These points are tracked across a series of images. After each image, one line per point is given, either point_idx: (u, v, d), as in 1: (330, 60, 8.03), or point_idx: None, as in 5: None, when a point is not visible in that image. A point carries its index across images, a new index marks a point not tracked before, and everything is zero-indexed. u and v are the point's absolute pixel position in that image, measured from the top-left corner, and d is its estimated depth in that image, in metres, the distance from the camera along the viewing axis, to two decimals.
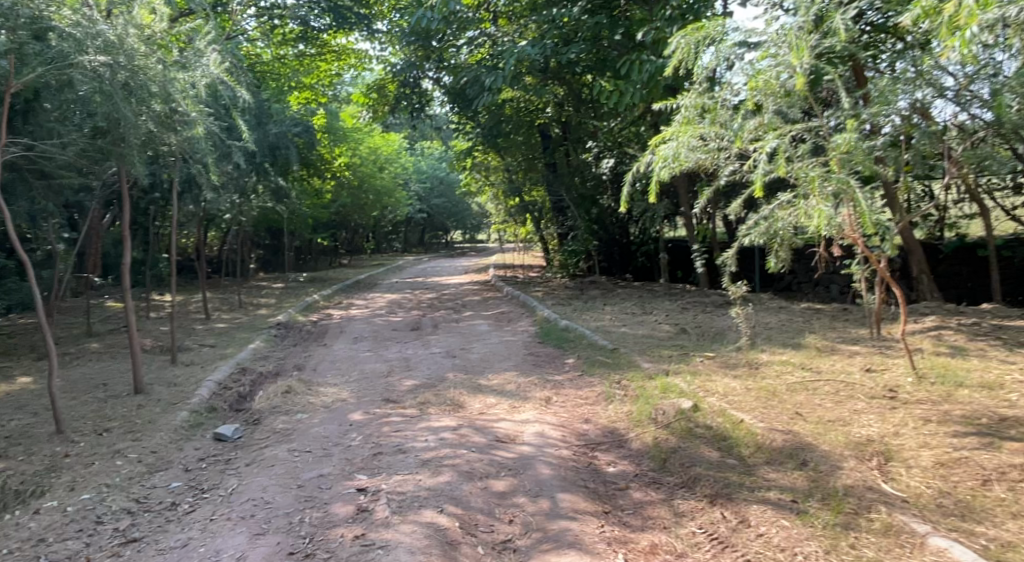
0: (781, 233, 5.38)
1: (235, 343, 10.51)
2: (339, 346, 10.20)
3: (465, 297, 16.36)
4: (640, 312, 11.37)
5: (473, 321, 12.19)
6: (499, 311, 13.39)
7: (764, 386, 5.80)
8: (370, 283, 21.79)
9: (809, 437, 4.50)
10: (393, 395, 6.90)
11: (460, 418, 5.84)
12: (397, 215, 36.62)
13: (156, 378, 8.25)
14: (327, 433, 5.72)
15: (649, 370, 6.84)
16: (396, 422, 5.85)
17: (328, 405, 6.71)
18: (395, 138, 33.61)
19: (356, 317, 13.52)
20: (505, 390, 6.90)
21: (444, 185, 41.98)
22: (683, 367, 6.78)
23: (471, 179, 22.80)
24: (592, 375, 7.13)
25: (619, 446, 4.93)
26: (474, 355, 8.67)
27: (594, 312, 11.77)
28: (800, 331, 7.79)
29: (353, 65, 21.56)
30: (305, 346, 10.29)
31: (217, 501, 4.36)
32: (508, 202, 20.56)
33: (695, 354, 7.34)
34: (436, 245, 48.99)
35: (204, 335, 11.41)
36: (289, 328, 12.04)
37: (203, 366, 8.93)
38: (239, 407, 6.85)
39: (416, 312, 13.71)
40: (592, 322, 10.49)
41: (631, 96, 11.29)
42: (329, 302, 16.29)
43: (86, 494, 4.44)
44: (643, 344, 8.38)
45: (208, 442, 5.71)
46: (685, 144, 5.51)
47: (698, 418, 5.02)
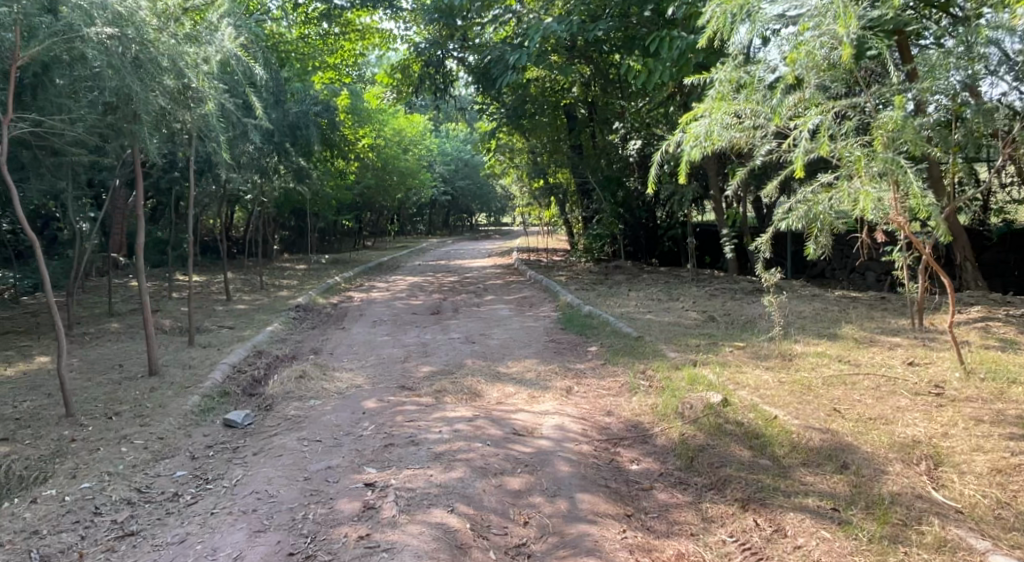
0: (822, 218, 5.02)
1: (254, 325, 10.38)
2: (357, 330, 10.03)
3: (487, 280, 16.11)
4: (666, 298, 11.03)
5: (495, 306, 11.93)
6: (522, 296, 13.13)
7: (799, 379, 5.48)
8: (392, 266, 21.67)
9: (849, 437, 4.18)
10: (410, 382, 6.68)
11: (477, 407, 5.61)
12: (421, 197, 36.42)
13: (172, 360, 8.13)
14: (338, 421, 5.52)
15: (675, 360, 6.53)
16: (410, 410, 5.63)
17: (343, 391, 6.51)
18: (419, 120, 33.33)
19: (377, 300, 13.35)
20: (525, 379, 6.65)
21: (469, 168, 41.68)
22: (711, 357, 6.46)
23: (495, 161, 22.49)
24: (616, 364, 6.85)
25: (643, 442, 4.66)
26: (494, 341, 8.42)
27: (618, 297, 11.45)
28: (836, 320, 7.42)
29: (377, 44, 21.23)
30: (324, 329, 10.12)
31: (220, 493, 4.18)
32: (532, 184, 20.22)
33: (725, 343, 7.02)
34: (460, 228, 48.80)
35: (224, 317, 11.30)
36: (309, 310, 11.91)
37: (220, 348, 8.80)
38: (252, 392, 6.68)
39: (438, 296, 13.50)
40: (617, 308, 10.18)
41: (660, 75, 10.91)
42: (351, 285, 16.15)
43: (87, 483, 4.28)
44: (669, 333, 8.07)
45: (217, 428, 5.53)
46: (719, 121, 5.06)
47: (729, 413, 4.71)
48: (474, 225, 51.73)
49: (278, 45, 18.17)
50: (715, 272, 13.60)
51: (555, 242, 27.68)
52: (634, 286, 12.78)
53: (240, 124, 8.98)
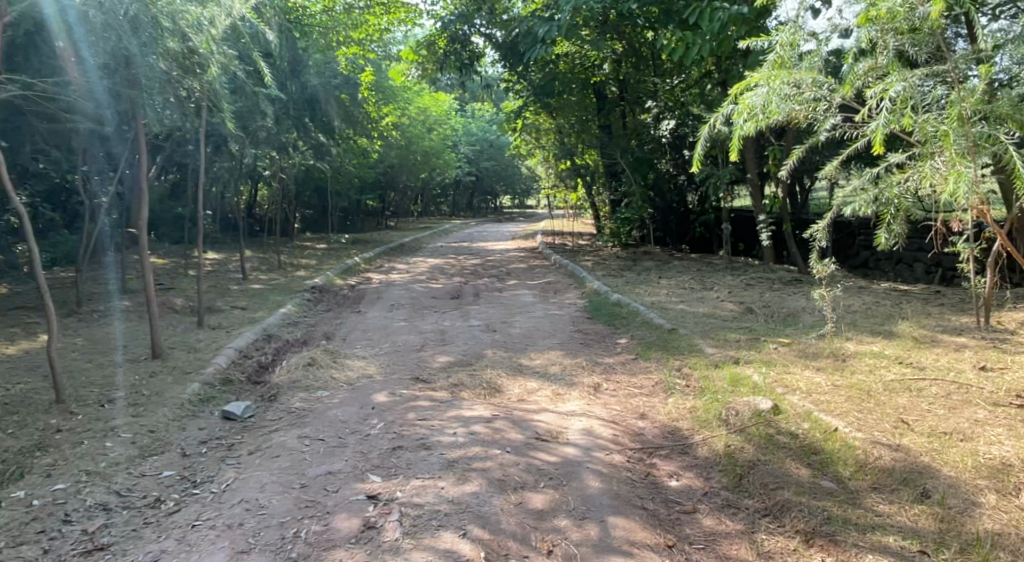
0: (898, 199, 4.36)
1: (267, 305, 9.98)
2: (373, 313, 9.59)
3: (510, 264, 15.60)
4: (700, 287, 10.44)
5: (518, 291, 11.43)
6: (546, 281, 12.59)
7: (856, 384, 4.90)
8: (414, 247, 21.22)
9: (926, 456, 3.60)
10: (425, 374, 6.21)
11: (496, 405, 5.12)
12: (446, 178, 35.92)
13: (178, 342, 7.72)
14: (345, 416, 5.06)
15: (714, 356, 6.00)
16: (423, 407, 5.16)
17: (353, 382, 6.06)
18: (445, 99, 32.79)
19: (396, 282, 12.91)
20: (549, 373, 6.15)
21: (494, 149, 41.08)
22: (755, 355, 5.91)
23: (521, 142, 21.86)
24: (647, 359, 6.32)
25: (682, 453, 4.15)
26: (517, 330, 7.92)
27: (649, 285, 10.88)
28: (890, 316, 6.81)
29: (402, 19, 20.68)
30: (339, 312, 9.70)
31: (205, 500, 3.73)
32: (558, 166, 19.64)
33: (767, 339, 6.45)
34: (484, 210, 48.28)
35: (237, 296, 10.92)
36: (325, 291, 11.50)
37: (228, 329, 8.38)
38: (257, 380, 6.23)
39: (459, 280, 13.04)
40: (647, 296, 9.63)
41: (699, 48, 10.28)
42: (371, 266, 15.75)
43: (60, 484, 3.85)
44: (705, 325, 7.52)
45: (215, 421, 5.10)
46: (778, 90, 4.48)
47: (779, 423, 4.22)
48: (498, 208, 51.18)
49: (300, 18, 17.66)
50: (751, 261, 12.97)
51: (580, 226, 27.07)
52: (665, 273, 12.20)
53: (247, 93, 8.54)
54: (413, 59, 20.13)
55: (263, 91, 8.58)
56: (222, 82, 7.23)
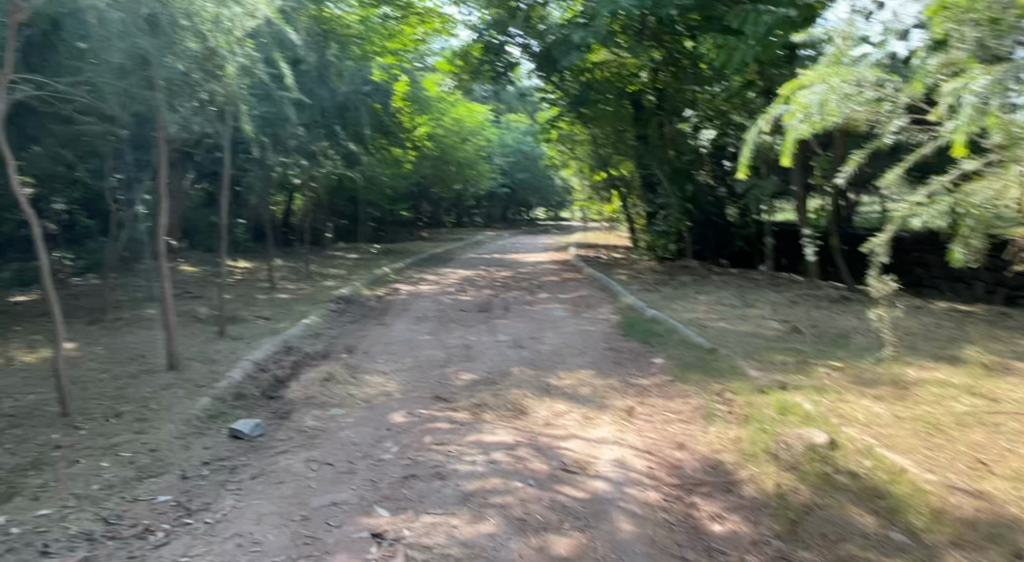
0: (973, 212, 3.89)
1: (291, 316, 9.74)
2: (399, 326, 9.29)
3: (542, 276, 15.21)
4: (741, 304, 9.97)
5: (549, 305, 11.03)
6: (579, 295, 12.18)
7: (923, 417, 4.48)
8: (445, 258, 20.99)
9: (1013, 508, 3.20)
10: (446, 393, 5.86)
11: (520, 430, 4.74)
12: (479, 189, 35.70)
13: (197, 352, 7.48)
14: (359, 438, 4.72)
15: (760, 381, 5.58)
16: (442, 430, 4.80)
17: (371, 400, 5.73)
18: (480, 110, 32.64)
19: (424, 293, 12.63)
20: (579, 395, 5.75)
21: (529, 161, 40.83)
22: (806, 381, 5.48)
23: (556, 152, 21.54)
24: (685, 382, 5.88)
25: (725, 491, 3.73)
26: (545, 346, 7.53)
27: (687, 301, 10.44)
28: (951, 340, 6.31)
29: (438, 29, 20.57)
30: (363, 324, 9.41)
31: (197, 532, 3.40)
32: (594, 177, 19.28)
33: (817, 362, 6.08)
34: (518, 222, 48.00)
35: (262, 305, 10.72)
36: (351, 302, 11.24)
37: (249, 340, 8.14)
38: (271, 395, 5.92)
39: (489, 292, 12.70)
40: (686, 313, 9.22)
41: (742, 54, 9.88)
42: (400, 276, 15.50)
43: (45, 509, 3.56)
44: (748, 345, 7.12)
45: (222, 439, 4.79)
46: (838, 89, 4.04)
47: (837, 460, 3.84)
48: (531, 219, 50.88)
49: None
50: (794, 277, 12.51)
51: (614, 239, 26.61)
52: (704, 289, 11.73)
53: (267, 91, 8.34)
54: (448, 69, 19.98)
55: (282, 87, 8.37)
56: (243, 84, 7.00)
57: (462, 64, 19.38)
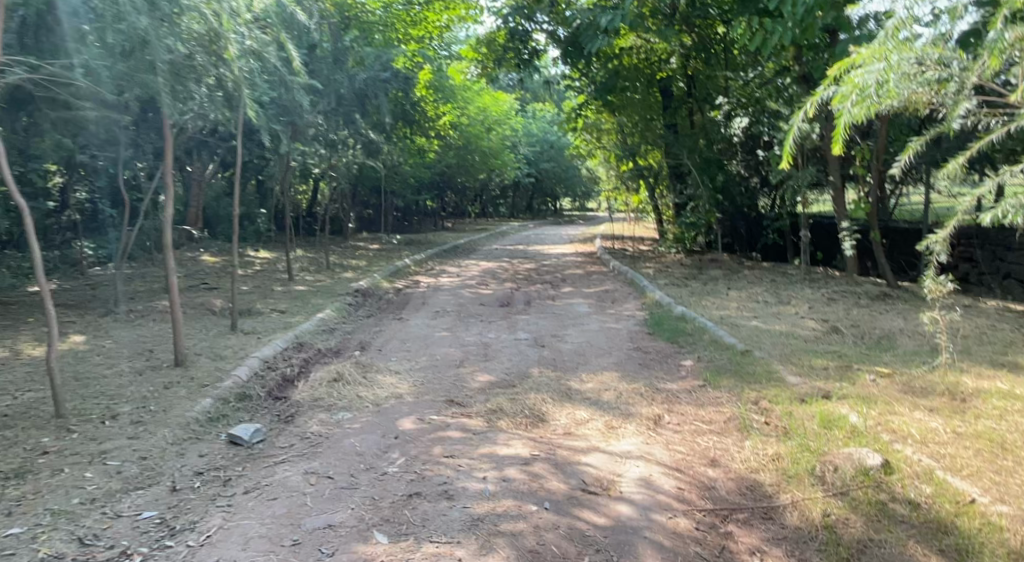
0: None
1: (307, 309, 9.48)
2: (416, 321, 8.99)
3: (566, 269, 14.80)
4: (775, 301, 9.52)
5: (572, 300, 10.63)
6: (604, 289, 11.76)
7: (985, 433, 4.12)
8: (469, 249, 20.69)
9: None
10: (460, 397, 5.52)
11: (538, 441, 4.38)
12: (504, 178, 35.29)
13: (206, 347, 7.21)
14: (364, 447, 4.39)
15: (801, 390, 5.20)
16: (454, 439, 4.45)
17: (380, 403, 5.39)
18: (505, 99, 32.24)
19: (445, 286, 12.33)
20: (602, 401, 5.37)
21: (555, 151, 40.31)
22: (851, 390, 5.11)
23: (582, 142, 21.09)
24: (716, 388, 5.49)
25: (765, 520, 3.34)
26: (568, 345, 7.14)
27: (717, 297, 9.99)
28: (1008, 346, 5.91)
29: (463, 16, 20.23)
30: (380, 319, 9.11)
31: (178, 557, 3.10)
32: (620, 167, 18.84)
33: (862, 368, 5.70)
34: (543, 212, 47.52)
35: (279, 297, 10.48)
36: (369, 294, 10.96)
37: (261, 334, 7.88)
38: (278, 397, 5.61)
39: (511, 285, 12.34)
40: (717, 311, 8.83)
41: (779, 36, 9.41)
42: (421, 268, 15.20)
43: (16, 528, 3.28)
44: (785, 347, 6.72)
45: (219, 445, 4.49)
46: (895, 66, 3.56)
47: (894, 485, 3.45)
48: (556, 210, 50.38)
49: (359, 14, 17.25)
50: (831, 272, 12.04)
51: (640, 230, 26.10)
52: (735, 284, 11.26)
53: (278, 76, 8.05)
54: (473, 57, 19.64)
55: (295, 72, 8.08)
56: (250, 71, 6.68)
57: (487, 52, 19.05)
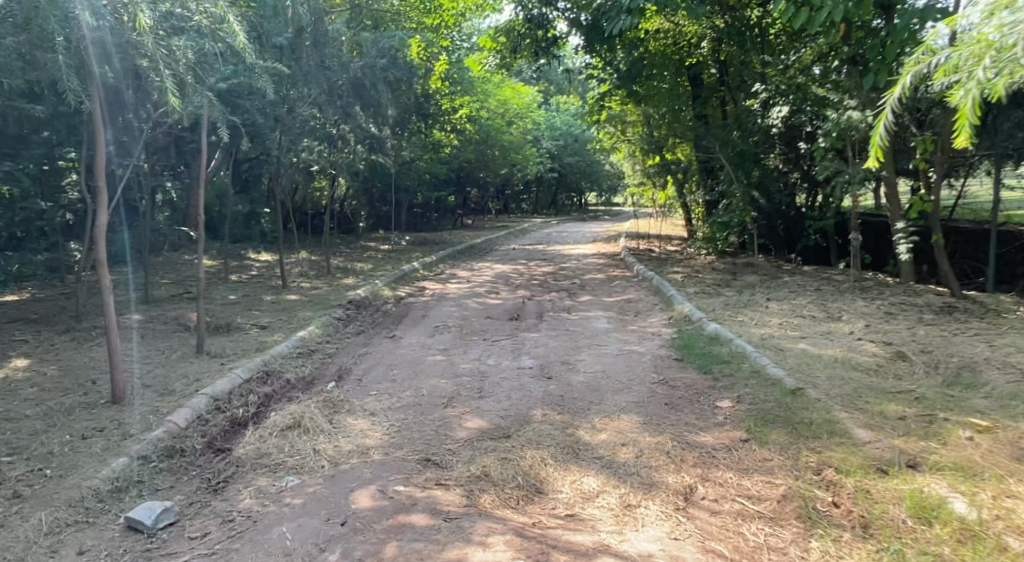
0: None
1: (291, 324, 8.47)
2: (411, 340, 7.93)
3: (586, 273, 13.64)
4: (824, 318, 8.31)
5: (590, 314, 9.47)
6: (627, 299, 10.58)
7: None
8: (485, 250, 19.62)
9: None
10: (440, 453, 4.44)
11: (525, 537, 3.30)
12: (526, 173, 34.12)
13: (158, 374, 6.15)
14: (297, 540, 3.33)
15: (875, 454, 4.06)
16: (416, 529, 3.37)
17: (338, 460, 4.31)
18: (527, 91, 31.10)
19: (451, 294, 11.28)
20: (616, 463, 4.24)
21: (579, 145, 38.98)
22: (940, 455, 3.97)
23: (606, 134, 19.88)
24: (764, 447, 4.34)
25: None
26: (579, 377, 6.00)
27: (756, 312, 8.79)
28: None
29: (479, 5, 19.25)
30: (371, 338, 8.04)
31: None
32: (646, 161, 17.70)
33: (949, 419, 4.55)
34: (567, 208, 46.19)
35: (265, 309, 9.48)
36: (364, 305, 9.90)
37: (228, 357, 6.83)
38: (219, 450, 4.50)
39: (524, 294, 11.21)
40: (758, 332, 7.63)
41: (829, 11, 8.28)
42: (430, 272, 14.15)
43: None
44: (845, 383, 5.49)
45: (113, 532, 3.45)
46: None
47: None
48: (581, 205, 49.00)
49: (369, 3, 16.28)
50: (884, 279, 10.78)
51: (667, 228, 24.75)
52: (776, 294, 10.02)
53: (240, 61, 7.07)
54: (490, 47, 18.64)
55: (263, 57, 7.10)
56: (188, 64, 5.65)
57: (505, 40, 18.05)
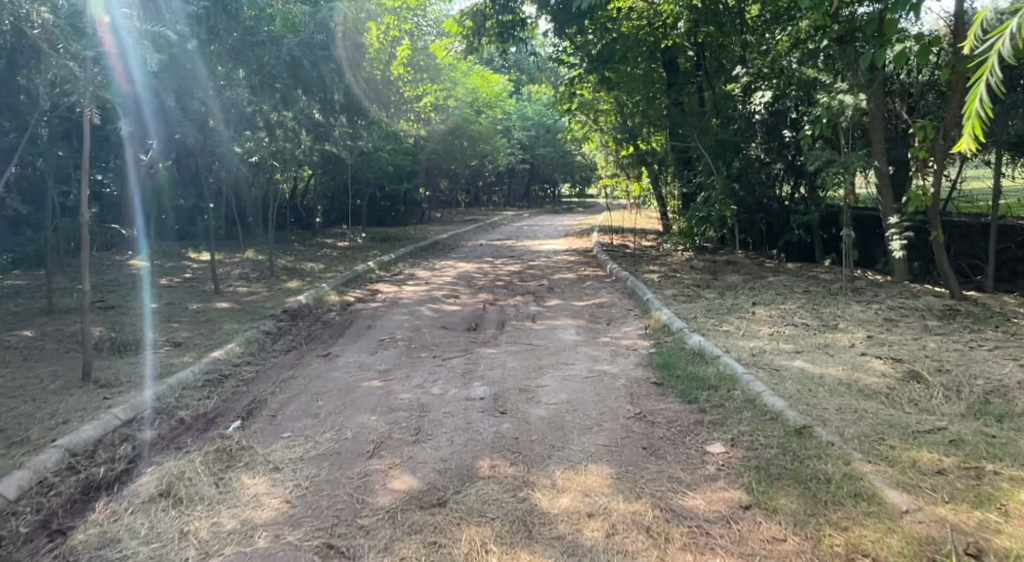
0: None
1: (212, 340, 7.32)
2: (348, 358, 6.84)
3: (555, 273, 12.62)
4: (820, 327, 7.35)
5: (557, 323, 8.43)
6: (598, 304, 9.58)
7: None
8: (450, 246, 18.52)
9: None
10: (350, 534, 3.38)
11: None
12: (496, 165, 33.03)
13: (17, 415, 4.97)
14: None
15: (920, 532, 3.07)
16: None
17: (210, 550, 3.24)
18: (496, 80, 30.01)
19: (406, 299, 10.19)
20: (579, 547, 3.22)
21: (551, 135, 37.86)
22: (1006, 538, 3.00)
23: (579, 124, 18.83)
24: (773, 520, 3.34)
25: None
26: (539, 412, 4.94)
27: (742, 320, 7.81)
28: None
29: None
30: (301, 356, 6.92)
31: None
32: (619, 150, 16.77)
33: (1001, 475, 3.58)
34: (540, 200, 45.21)
35: (187, 321, 8.33)
36: (302, 314, 8.75)
37: (118, 386, 5.65)
38: (52, 535, 3.39)
39: (486, 298, 10.13)
40: (747, 346, 6.65)
41: None
42: (387, 272, 13.03)
43: None
44: (860, 417, 4.51)
45: None
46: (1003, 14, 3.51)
47: None
48: (554, 196, 47.94)
49: None
50: (879, 279, 9.89)
51: (642, 221, 23.78)
52: (763, 297, 9.07)
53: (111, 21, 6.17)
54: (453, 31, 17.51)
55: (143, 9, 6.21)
56: None
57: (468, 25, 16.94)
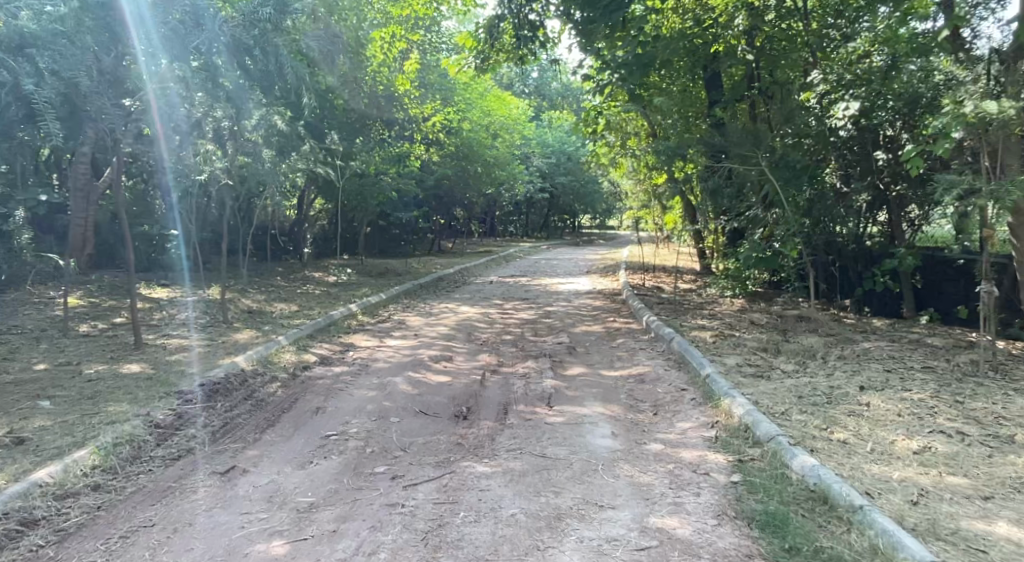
0: None
1: (71, 432, 4.88)
2: (260, 479, 4.41)
3: (579, 325, 10.17)
4: (989, 440, 4.81)
5: (582, 410, 5.92)
6: (638, 376, 7.12)
7: None
8: (456, 283, 16.17)
9: None
10: None
11: None
12: (514, 194, 30.81)
13: None
14: None
15: None
16: None
17: None
18: (513, 104, 27.84)
19: (384, 360, 7.79)
20: None
21: (573, 164, 35.53)
22: None
23: (603, 146, 16.52)
24: None
25: None
26: None
27: (860, 421, 5.26)
28: None
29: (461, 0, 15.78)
30: (188, 472, 4.47)
31: None
32: (655, 178, 14.35)
33: None
34: (560, 232, 43.02)
35: (63, 394, 5.90)
36: (228, 387, 6.31)
37: None
38: None
39: (488, 362, 7.70)
40: (895, 480, 4.13)
41: None
42: (372, 319, 10.66)
43: None
44: None
45: None
46: None
47: None
48: (574, 226, 45.43)
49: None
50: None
51: (674, 258, 21.27)
52: (872, 378, 6.49)
53: None
54: (471, 46, 15.03)
55: None
56: None
57: (487, 39, 14.54)
